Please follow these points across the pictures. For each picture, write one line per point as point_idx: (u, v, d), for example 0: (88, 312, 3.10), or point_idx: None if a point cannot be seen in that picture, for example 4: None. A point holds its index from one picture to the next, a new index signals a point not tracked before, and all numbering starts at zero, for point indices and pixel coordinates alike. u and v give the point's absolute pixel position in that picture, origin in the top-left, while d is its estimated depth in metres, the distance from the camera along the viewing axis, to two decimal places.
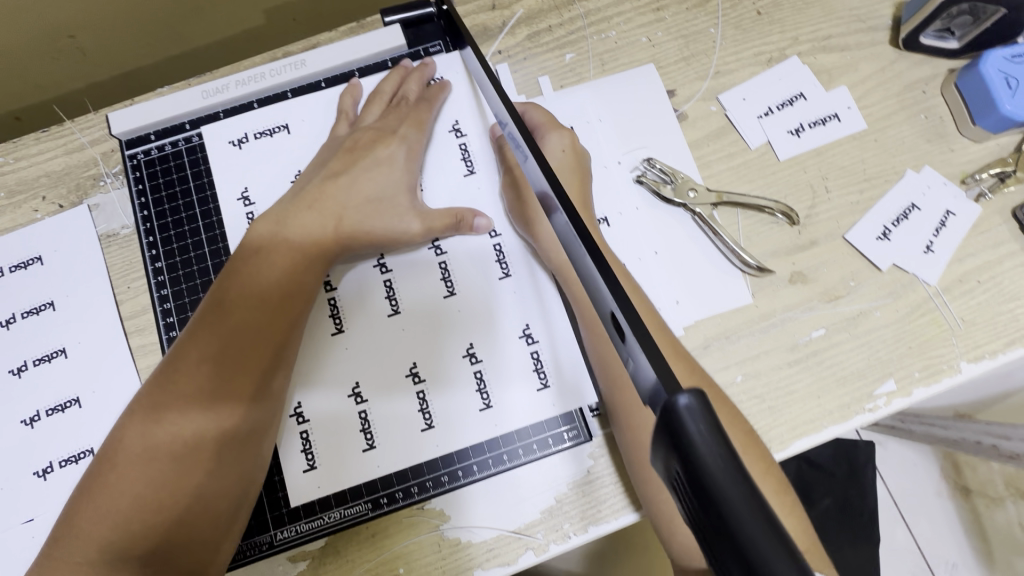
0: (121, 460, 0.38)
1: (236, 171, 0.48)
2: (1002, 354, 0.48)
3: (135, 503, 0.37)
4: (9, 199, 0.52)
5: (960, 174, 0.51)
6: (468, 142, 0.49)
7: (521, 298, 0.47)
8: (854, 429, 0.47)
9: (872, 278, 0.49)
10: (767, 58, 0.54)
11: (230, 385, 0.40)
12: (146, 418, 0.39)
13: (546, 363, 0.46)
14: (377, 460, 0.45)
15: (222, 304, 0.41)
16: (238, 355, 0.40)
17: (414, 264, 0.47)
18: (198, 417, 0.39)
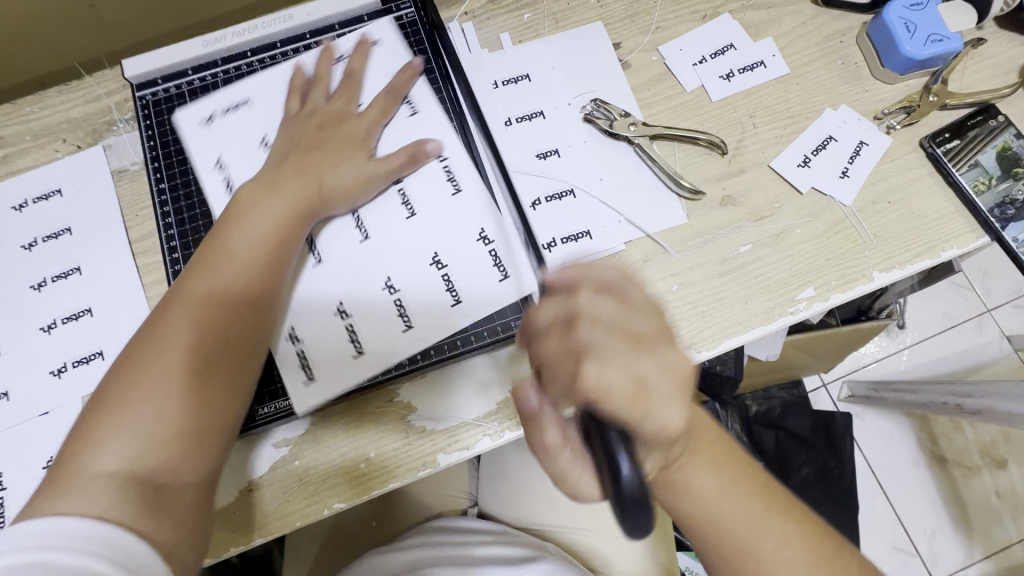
0: (125, 381, 0.40)
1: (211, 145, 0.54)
2: (910, 265, 0.54)
3: (146, 421, 0.39)
4: (34, 142, 0.59)
5: (872, 111, 0.58)
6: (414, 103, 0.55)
7: (474, 208, 0.52)
8: (779, 330, 0.53)
9: (793, 200, 0.55)
10: (701, 15, 0.61)
11: (233, 317, 0.44)
12: (151, 343, 0.42)
13: (503, 257, 0.51)
14: (358, 351, 0.49)
15: (219, 246, 0.46)
16: (240, 290, 0.45)
17: (382, 197, 0.53)
18: (211, 342, 0.42)
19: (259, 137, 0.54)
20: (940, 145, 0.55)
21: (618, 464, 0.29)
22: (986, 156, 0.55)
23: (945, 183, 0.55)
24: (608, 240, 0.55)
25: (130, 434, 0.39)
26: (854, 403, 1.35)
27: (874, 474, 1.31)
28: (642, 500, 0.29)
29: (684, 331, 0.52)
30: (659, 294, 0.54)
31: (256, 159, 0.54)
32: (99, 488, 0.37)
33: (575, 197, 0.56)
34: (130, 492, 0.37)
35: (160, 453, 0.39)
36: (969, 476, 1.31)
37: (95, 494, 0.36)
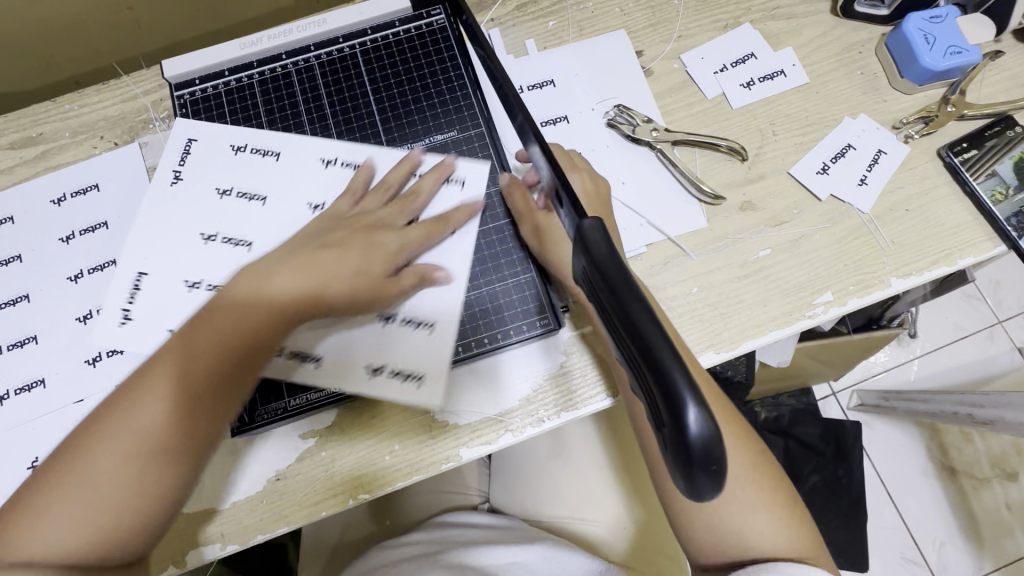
0: (92, 451, 0.38)
1: (218, 170, 0.54)
2: (928, 272, 0.55)
3: (108, 493, 0.38)
4: (73, 138, 0.61)
5: (891, 121, 0.59)
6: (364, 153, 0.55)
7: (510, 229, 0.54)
8: (797, 333, 0.54)
9: (812, 207, 0.56)
10: (723, 25, 0.62)
11: (212, 402, 0.41)
12: (121, 412, 0.39)
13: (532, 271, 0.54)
14: (391, 341, 0.50)
15: (211, 317, 0.42)
16: (225, 376, 0.41)
17: (292, 221, 0.53)
18: (186, 430, 0.40)
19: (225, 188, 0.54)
20: (958, 155, 0.56)
21: (683, 412, 0.21)
22: (1003, 166, 0.56)
23: (962, 192, 0.56)
24: (630, 241, 0.56)
25: (94, 489, 0.38)
26: (864, 412, 1.35)
27: (882, 483, 1.31)
28: (714, 456, 0.21)
29: (704, 333, 0.53)
30: (679, 296, 0.55)
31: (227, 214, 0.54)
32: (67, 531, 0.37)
33: None
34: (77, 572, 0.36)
35: (121, 531, 0.38)
36: (978, 488, 1.30)
37: (66, 535, 0.37)
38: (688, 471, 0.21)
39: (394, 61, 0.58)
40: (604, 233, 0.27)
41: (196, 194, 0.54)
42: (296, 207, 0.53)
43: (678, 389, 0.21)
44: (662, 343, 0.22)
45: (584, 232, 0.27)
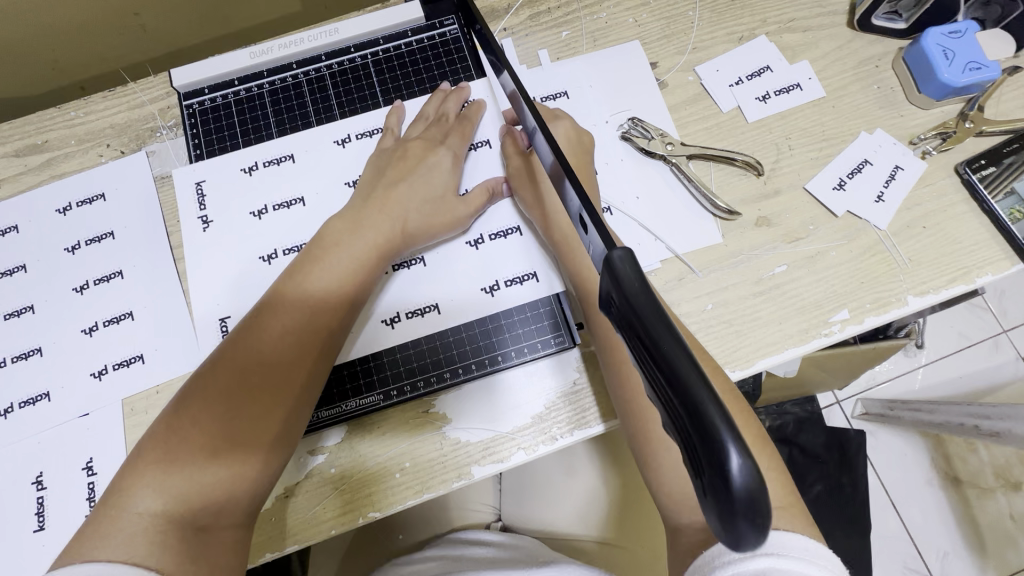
0: (192, 415, 0.42)
1: (247, 195, 0.53)
2: (945, 290, 0.54)
3: (210, 454, 0.41)
4: (79, 146, 0.61)
5: (908, 136, 0.58)
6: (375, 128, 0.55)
7: (526, 247, 0.54)
8: (812, 351, 0.53)
9: (828, 223, 0.56)
10: (738, 37, 0.62)
11: (300, 365, 0.45)
12: (222, 375, 0.44)
13: (544, 277, 0.54)
14: (398, 336, 0.53)
15: (295, 288, 0.47)
16: (310, 338, 0.46)
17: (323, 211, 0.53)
18: (277, 387, 0.44)
19: (255, 206, 0.53)
20: (976, 172, 0.56)
21: (724, 458, 0.20)
22: (1021, 184, 0.55)
23: (980, 209, 0.55)
24: (644, 257, 0.55)
25: (166, 481, 0.40)
26: (868, 421, 1.35)
27: (886, 493, 1.30)
28: (758, 507, 0.20)
29: (718, 350, 0.53)
30: (694, 312, 0.54)
31: (250, 229, 0.52)
32: (137, 532, 0.38)
33: (612, 214, 0.56)
34: (183, 530, 0.39)
35: (223, 488, 0.41)
36: (981, 498, 1.30)
37: (131, 539, 0.38)
38: (728, 518, 0.20)
39: (406, 71, 0.57)
40: (635, 265, 0.26)
41: (232, 232, 0.53)
42: (337, 191, 0.53)
43: (721, 438, 0.20)
44: (703, 388, 0.21)
45: (614, 265, 0.26)
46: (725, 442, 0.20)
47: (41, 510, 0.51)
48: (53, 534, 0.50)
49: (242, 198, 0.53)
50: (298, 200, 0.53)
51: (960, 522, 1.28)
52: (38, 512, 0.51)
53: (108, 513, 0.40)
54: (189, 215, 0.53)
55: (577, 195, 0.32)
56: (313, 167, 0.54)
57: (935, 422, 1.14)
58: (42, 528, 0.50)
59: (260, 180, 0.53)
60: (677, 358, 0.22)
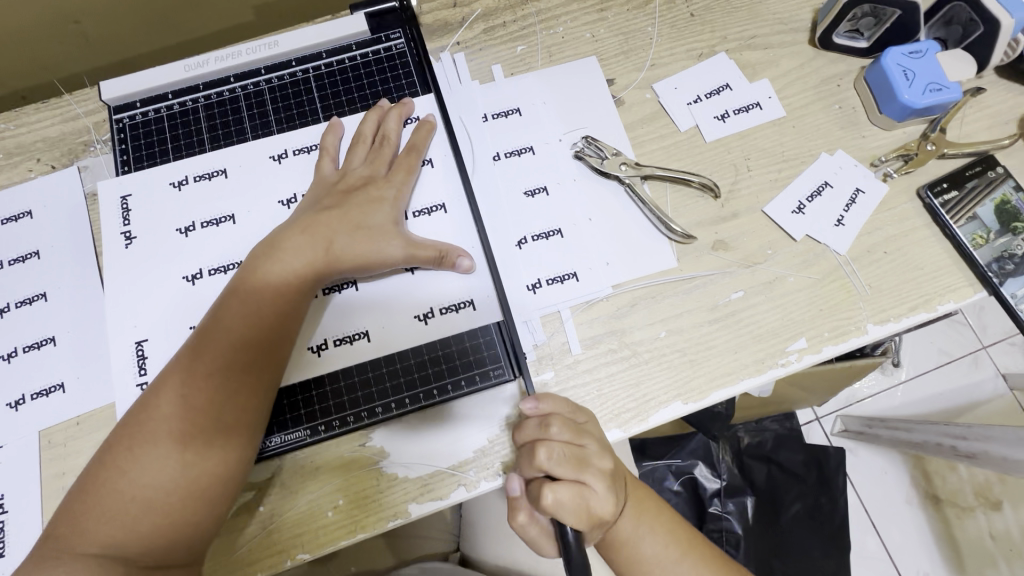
0: (121, 462, 0.42)
1: (174, 214, 0.50)
2: (906, 318, 0.52)
3: (143, 500, 0.41)
4: (8, 160, 0.58)
5: (870, 157, 0.56)
6: (313, 147, 0.53)
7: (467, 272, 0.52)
8: (770, 382, 0.51)
9: (787, 247, 0.54)
10: (697, 54, 0.60)
11: (227, 402, 0.43)
12: (149, 418, 0.42)
13: (481, 302, 0.51)
14: (325, 363, 0.50)
15: (219, 320, 0.45)
16: (237, 374, 0.43)
17: (256, 231, 0.50)
18: (205, 429, 0.42)
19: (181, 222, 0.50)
20: (938, 196, 0.54)
21: None
22: (985, 209, 0.54)
23: (941, 234, 0.54)
24: (595, 283, 0.53)
25: (102, 526, 0.40)
26: (847, 438, 1.33)
27: (866, 511, 1.28)
28: None
29: (670, 380, 0.50)
30: (646, 341, 0.52)
31: (175, 249, 0.50)
32: (79, 573, 0.39)
33: (563, 237, 0.54)
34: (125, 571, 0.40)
35: (158, 532, 0.41)
36: (961, 517, 1.28)
37: None
38: None
39: (349, 86, 0.55)
40: None
41: (158, 253, 0.50)
42: (269, 210, 0.51)
43: None
44: None
45: None
46: None
47: None
48: None
49: (171, 214, 0.50)
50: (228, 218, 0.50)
51: (940, 542, 1.27)
52: None
53: (49, 557, 0.40)
54: (112, 231, 0.50)
55: None
56: (246, 183, 0.51)
57: (912, 441, 1.12)
58: None
59: (189, 197, 0.51)
60: None
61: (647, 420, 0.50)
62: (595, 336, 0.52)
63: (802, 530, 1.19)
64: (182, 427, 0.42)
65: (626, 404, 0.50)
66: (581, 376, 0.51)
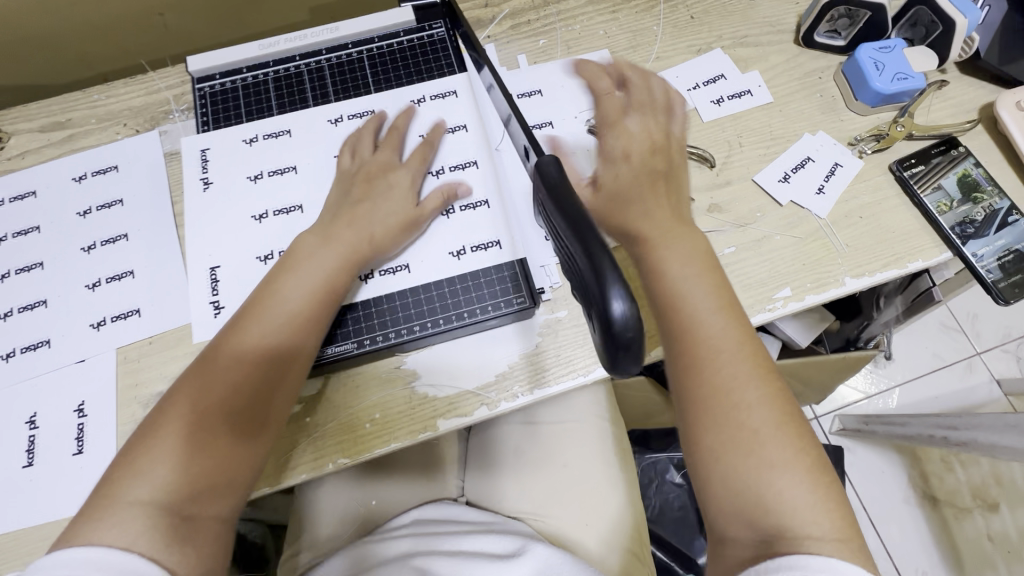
0: (178, 419, 0.42)
1: (244, 165, 0.59)
2: (879, 273, 0.59)
3: (198, 456, 0.41)
4: (98, 124, 0.67)
5: (847, 138, 0.64)
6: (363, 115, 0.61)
7: (494, 219, 0.59)
8: (759, 324, 0.58)
9: (774, 211, 0.61)
10: (697, 49, 0.69)
11: (281, 365, 0.47)
12: (207, 379, 0.44)
13: (505, 243, 0.58)
14: (371, 290, 0.56)
15: (271, 293, 0.49)
16: (290, 341, 0.47)
17: (314, 180, 0.58)
18: (263, 388, 0.45)
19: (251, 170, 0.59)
20: (907, 170, 0.62)
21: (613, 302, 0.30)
22: (948, 181, 0.61)
23: (911, 203, 0.61)
24: None
25: (157, 482, 0.40)
26: (845, 437, 1.37)
27: (864, 509, 1.31)
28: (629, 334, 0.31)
29: None
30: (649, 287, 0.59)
31: (244, 193, 0.58)
32: (134, 526, 0.38)
33: None
34: (179, 526, 0.39)
35: (211, 489, 0.41)
36: (959, 517, 1.30)
37: (128, 534, 0.38)
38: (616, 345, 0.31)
39: (396, 65, 0.64)
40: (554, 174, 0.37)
41: (230, 197, 0.58)
42: (326, 164, 0.59)
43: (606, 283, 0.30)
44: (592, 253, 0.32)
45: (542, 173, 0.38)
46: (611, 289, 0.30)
47: (31, 448, 0.54)
48: (40, 471, 0.53)
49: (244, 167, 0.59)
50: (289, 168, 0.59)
51: (938, 541, 1.29)
52: (29, 449, 0.54)
53: (98, 519, 0.39)
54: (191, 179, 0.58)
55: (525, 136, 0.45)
56: (306, 143, 0.60)
57: (907, 433, 1.16)
58: (31, 465, 0.53)
59: (258, 151, 0.59)
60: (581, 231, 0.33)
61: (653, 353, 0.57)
62: None
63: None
64: (241, 384, 0.44)
65: None
66: None
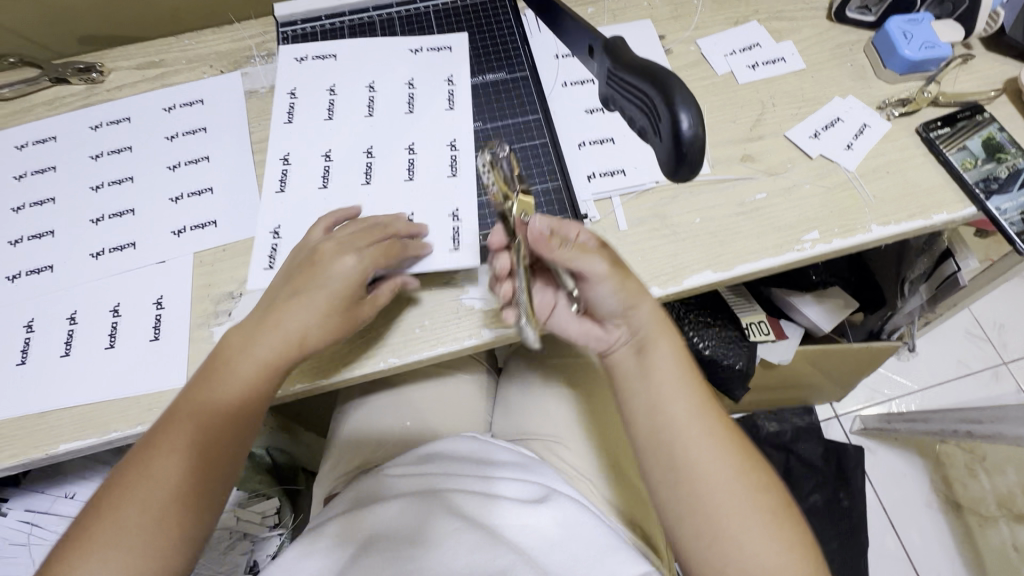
0: (104, 519, 0.45)
1: (318, 95, 0.65)
2: (905, 223, 0.62)
3: (117, 557, 0.44)
4: (187, 65, 0.74)
5: (876, 102, 0.68)
6: (458, 154, 0.62)
7: (543, 150, 0.63)
8: (787, 263, 0.61)
9: (804, 163, 0.65)
10: (734, 21, 0.74)
11: (202, 461, 0.48)
12: (128, 479, 0.46)
13: (555, 171, 0.62)
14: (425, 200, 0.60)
15: (198, 392, 0.50)
16: (211, 437, 0.48)
17: (381, 106, 0.64)
18: (187, 484, 0.47)
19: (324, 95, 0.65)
20: (933, 131, 0.65)
21: (681, 118, 0.32)
22: (973, 142, 0.64)
23: (936, 161, 0.64)
24: (640, 178, 0.64)
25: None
26: (866, 437, 1.35)
27: (884, 511, 1.28)
28: (693, 153, 0.32)
29: (702, 254, 0.61)
30: (684, 225, 0.63)
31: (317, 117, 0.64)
32: None
33: (614, 144, 0.66)
34: None
35: None
36: (983, 525, 1.27)
37: None
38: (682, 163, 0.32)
39: (460, 17, 0.70)
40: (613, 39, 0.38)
41: (303, 121, 0.64)
42: (394, 93, 0.65)
43: (674, 106, 0.32)
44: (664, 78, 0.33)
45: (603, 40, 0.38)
46: (680, 111, 0.32)
47: (113, 332, 0.59)
48: (120, 353, 0.59)
49: (314, 96, 0.65)
50: (411, 109, 0.64)
51: (962, 548, 1.25)
52: (111, 333, 0.59)
53: None
54: (283, 87, 0.65)
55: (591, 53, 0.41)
56: (424, 130, 0.63)
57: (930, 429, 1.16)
58: (112, 346, 0.59)
59: (331, 83, 0.66)
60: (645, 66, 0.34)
61: (682, 283, 0.60)
62: (640, 218, 0.63)
63: (819, 522, 1.18)
64: (161, 481, 0.46)
65: (664, 269, 0.60)
66: (628, 245, 0.62)
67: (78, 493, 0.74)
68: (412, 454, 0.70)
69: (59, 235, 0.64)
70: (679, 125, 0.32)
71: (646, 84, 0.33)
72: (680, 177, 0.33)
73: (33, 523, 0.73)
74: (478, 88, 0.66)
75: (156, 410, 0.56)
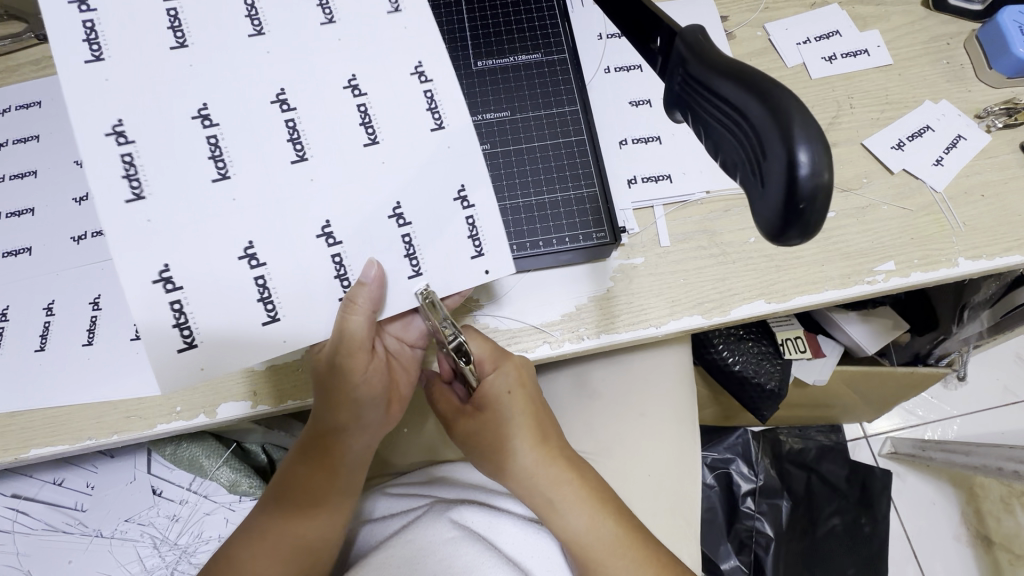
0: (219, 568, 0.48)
1: None
2: (998, 258, 0.53)
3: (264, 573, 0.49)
4: None
5: (974, 110, 0.59)
6: (435, 91, 0.43)
7: (576, 150, 0.54)
8: (854, 298, 0.53)
9: (883, 178, 0.56)
10: (810, 3, 0.63)
11: (305, 496, 0.50)
12: (251, 538, 0.49)
13: (593, 175, 0.53)
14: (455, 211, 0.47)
15: (303, 452, 0.50)
16: (304, 480, 0.50)
17: None
18: (302, 514, 0.50)
19: None
20: None
21: (798, 157, 0.24)
22: None
23: None
24: (687, 186, 0.55)
25: None
26: (896, 461, 1.26)
27: (909, 541, 1.20)
28: (812, 199, 0.25)
29: (756, 280, 0.53)
30: (736, 244, 0.54)
31: None
32: None
33: (659, 144, 0.57)
34: None
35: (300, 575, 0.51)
36: (1015, 564, 1.19)
37: None
38: (794, 213, 0.25)
39: None
40: (701, 38, 0.30)
41: None
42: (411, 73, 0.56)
43: (791, 140, 0.24)
44: (777, 94, 0.26)
45: (685, 36, 0.30)
46: (799, 148, 0.24)
47: (92, 327, 0.54)
48: (99, 351, 0.53)
49: None
50: (331, 18, 0.42)
51: None
52: (89, 328, 0.54)
53: None
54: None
55: (658, 45, 0.33)
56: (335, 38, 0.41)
57: (971, 463, 1.04)
58: (91, 343, 0.53)
59: None
60: (748, 77, 0.26)
61: (728, 313, 0.52)
62: (685, 233, 0.55)
63: (837, 548, 1.07)
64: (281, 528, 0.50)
65: (709, 295, 0.53)
66: (669, 264, 0.54)
67: (67, 479, 0.68)
68: (417, 473, 0.66)
69: (39, 214, 0.58)
70: (794, 166, 0.25)
71: (750, 105, 0.26)
72: (786, 236, 0.27)
73: (19, 510, 0.67)
74: (507, 71, 0.57)
75: (135, 418, 0.52)
